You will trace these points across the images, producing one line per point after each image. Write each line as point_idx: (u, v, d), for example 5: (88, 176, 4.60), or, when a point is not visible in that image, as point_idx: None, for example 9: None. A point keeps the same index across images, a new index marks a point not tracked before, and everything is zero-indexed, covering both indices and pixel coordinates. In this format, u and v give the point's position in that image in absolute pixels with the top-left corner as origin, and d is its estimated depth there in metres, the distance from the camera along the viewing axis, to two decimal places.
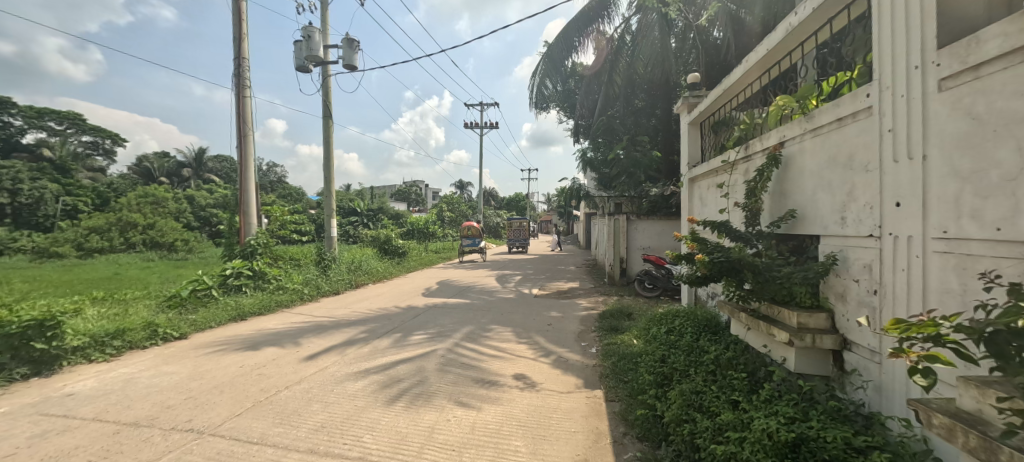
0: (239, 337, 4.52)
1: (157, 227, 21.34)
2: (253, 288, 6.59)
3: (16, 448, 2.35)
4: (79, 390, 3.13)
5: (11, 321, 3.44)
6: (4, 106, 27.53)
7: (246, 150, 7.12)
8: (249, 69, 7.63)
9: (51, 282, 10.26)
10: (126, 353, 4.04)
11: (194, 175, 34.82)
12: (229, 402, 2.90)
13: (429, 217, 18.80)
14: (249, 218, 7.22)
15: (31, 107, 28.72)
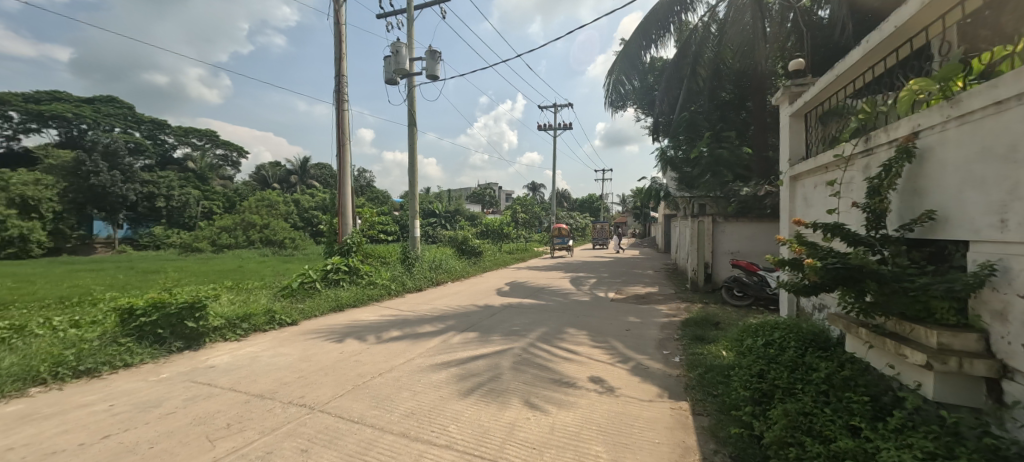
0: (339, 326, 5.03)
1: (270, 227, 24.58)
2: (349, 282, 7.27)
3: (178, 406, 2.87)
4: (218, 363, 3.71)
5: (171, 302, 4.17)
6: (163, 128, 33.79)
7: (345, 158, 7.89)
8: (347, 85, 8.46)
9: (198, 272, 12.41)
10: (251, 335, 4.69)
11: (299, 181, 39.55)
12: (333, 383, 3.23)
13: (503, 219, 19.31)
14: (346, 219, 7.96)
15: (181, 127, 34.84)
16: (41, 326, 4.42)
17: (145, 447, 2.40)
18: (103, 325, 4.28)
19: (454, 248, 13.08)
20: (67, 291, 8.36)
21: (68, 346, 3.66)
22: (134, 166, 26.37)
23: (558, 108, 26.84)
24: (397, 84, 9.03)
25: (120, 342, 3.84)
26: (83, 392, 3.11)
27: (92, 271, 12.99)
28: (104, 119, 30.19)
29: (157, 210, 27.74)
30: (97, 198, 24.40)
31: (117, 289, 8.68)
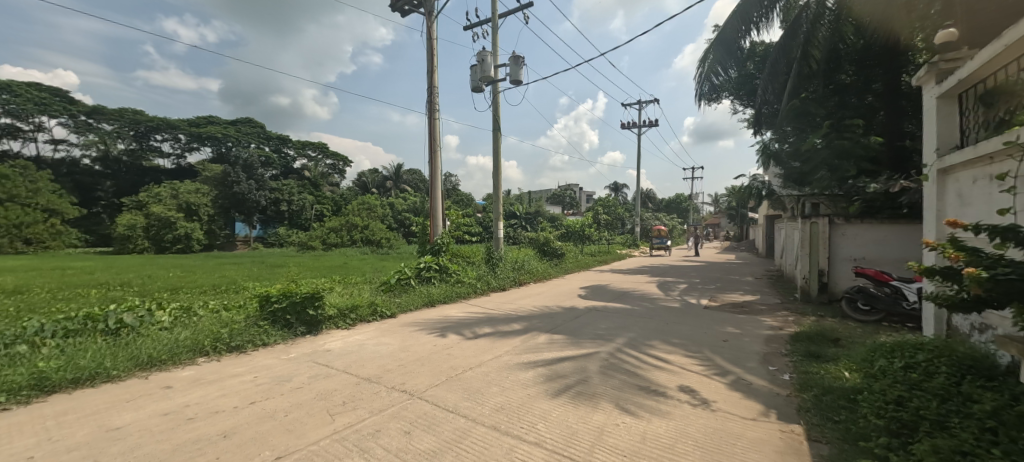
0: (433, 321, 5.39)
1: (370, 228, 27.28)
2: (440, 279, 7.75)
3: (303, 382, 3.31)
4: (333, 348, 4.20)
5: (296, 292, 4.83)
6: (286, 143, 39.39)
7: (436, 164, 8.44)
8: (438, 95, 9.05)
9: (315, 267, 14.24)
10: (359, 324, 5.24)
11: (394, 185, 43.42)
12: (429, 373, 3.47)
13: (585, 220, 19.10)
14: (436, 221, 8.53)
15: (299, 141, 40.23)
16: (205, 308, 5.43)
17: (281, 415, 2.81)
18: (247, 309, 5.11)
19: (536, 249, 13.26)
20: (223, 280, 10.19)
21: (223, 325, 4.44)
22: (265, 176, 31.17)
23: (643, 105, 25.91)
24: (482, 91, 9.43)
25: (259, 324, 4.55)
26: (234, 364, 3.75)
27: (241, 264, 15.71)
28: (244, 137, 36.17)
29: (281, 213, 32.43)
30: (237, 204, 29.32)
31: (257, 279, 10.35)
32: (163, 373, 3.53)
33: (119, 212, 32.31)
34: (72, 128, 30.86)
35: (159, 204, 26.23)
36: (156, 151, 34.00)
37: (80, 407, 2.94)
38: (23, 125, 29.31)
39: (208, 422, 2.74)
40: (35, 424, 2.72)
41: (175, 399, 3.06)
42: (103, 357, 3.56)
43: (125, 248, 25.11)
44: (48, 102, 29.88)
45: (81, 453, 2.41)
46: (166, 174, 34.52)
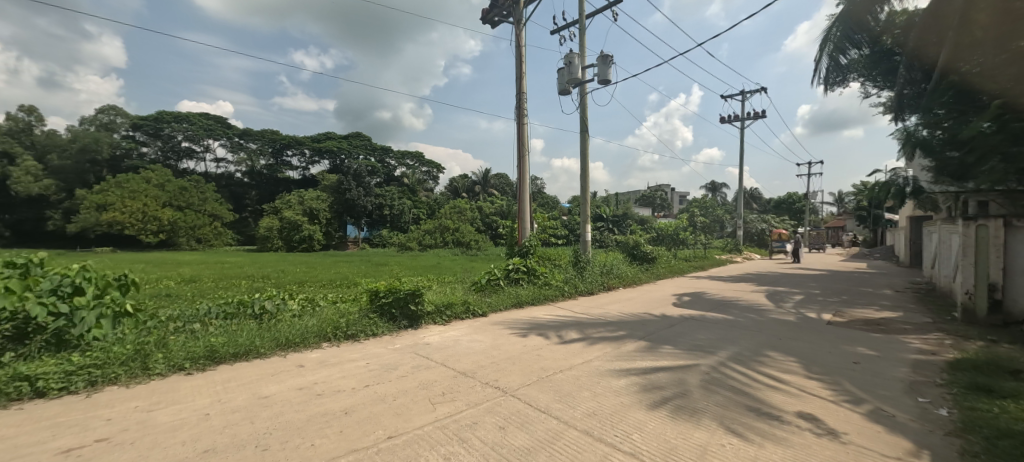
0: (523, 321, 5.52)
1: (459, 230, 28.92)
2: (527, 281, 7.91)
3: (408, 371, 3.62)
4: (432, 341, 4.53)
5: (401, 288, 5.31)
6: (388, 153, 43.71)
7: (523, 168, 8.63)
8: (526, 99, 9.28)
9: (413, 266, 15.56)
10: (453, 321, 5.59)
11: (483, 189, 45.56)
12: (520, 372, 3.55)
13: (679, 222, 17.99)
14: (524, 224, 8.75)
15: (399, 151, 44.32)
16: (326, 299, 6.25)
17: (390, 399, 3.10)
18: (360, 302, 5.75)
19: (625, 253, 12.83)
20: (340, 275, 11.66)
21: (341, 315, 5.05)
22: (370, 183, 34.95)
23: (746, 96, 23.72)
24: (569, 93, 9.44)
25: (370, 316, 5.09)
26: (351, 350, 4.25)
27: (356, 262, 17.86)
28: (355, 150, 41.03)
29: (384, 216, 35.93)
30: (348, 209, 33.37)
31: (366, 276, 11.65)
32: (296, 353, 4.14)
33: (261, 217, 38.79)
34: (229, 148, 37.91)
35: (289, 209, 30.99)
36: (287, 165, 40.14)
37: (242, 375, 3.61)
38: (197, 147, 36.84)
39: (332, 399, 3.14)
40: (211, 386, 3.40)
41: (306, 376, 3.56)
42: (253, 337, 4.31)
43: (266, 246, 30.18)
44: (214, 128, 37.15)
45: (241, 415, 2.95)
46: (294, 184, 40.54)
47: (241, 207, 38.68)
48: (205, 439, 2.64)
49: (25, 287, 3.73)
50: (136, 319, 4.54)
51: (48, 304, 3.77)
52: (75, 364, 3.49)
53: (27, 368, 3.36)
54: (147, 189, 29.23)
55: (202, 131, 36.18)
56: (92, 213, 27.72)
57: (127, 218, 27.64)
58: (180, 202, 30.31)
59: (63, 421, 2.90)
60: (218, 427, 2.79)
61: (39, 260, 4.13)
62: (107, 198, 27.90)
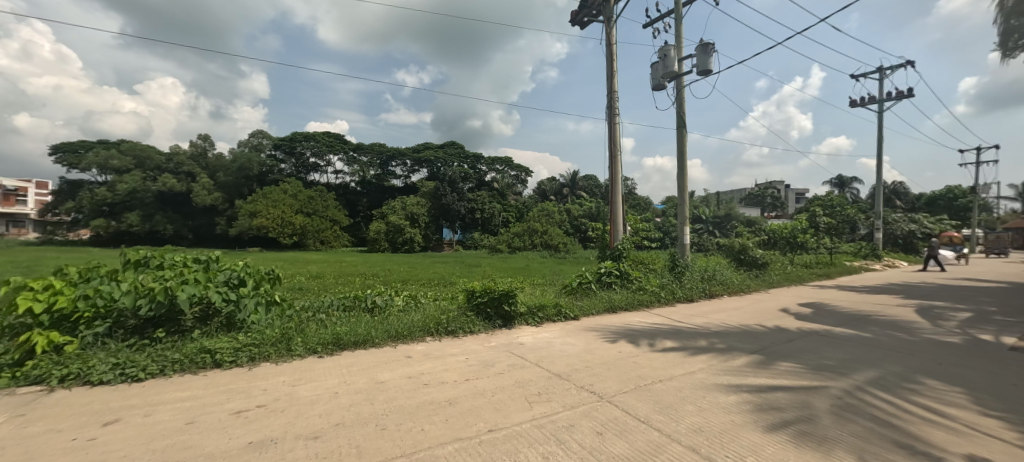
0: (617, 327, 5.40)
1: (548, 233, 30.08)
2: (620, 285, 7.74)
3: (504, 369, 3.77)
4: (526, 341, 4.65)
5: (496, 288, 5.55)
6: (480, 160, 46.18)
7: (615, 169, 8.42)
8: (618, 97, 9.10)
9: (504, 268, 16.24)
10: (545, 322, 5.67)
11: (571, 192, 45.70)
12: (616, 378, 3.48)
13: (795, 224, 15.98)
14: (617, 226, 8.63)
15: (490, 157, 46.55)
16: (428, 296, 6.79)
17: (489, 394, 3.26)
18: (458, 300, 6.14)
19: (729, 257, 11.77)
20: (439, 275, 12.62)
21: (442, 312, 5.44)
22: (464, 188, 37.17)
23: (886, 74, 20.26)
24: (665, 88, 8.99)
25: (468, 314, 5.40)
26: (451, 346, 4.56)
27: (453, 263, 19.13)
28: (449, 157, 44.11)
29: (476, 220, 37.87)
30: (444, 213, 36.10)
31: (462, 276, 12.41)
32: (404, 345, 4.57)
33: (371, 221, 43.64)
34: (345, 161, 43.33)
35: (394, 214, 34.54)
36: (391, 174, 44.50)
37: (362, 361, 4.10)
38: (321, 162, 42.78)
39: (437, 389, 3.40)
40: (337, 369, 3.92)
41: (413, 366, 3.90)
42: (369, 328, 4.86)
43: (376, 247, 34.10)
44: (334, 144, 42.78)
45: (362, 396, 3.34)
46: (398, 191, 44.89)
47: (353, 212, 43.92)
48: (337, 414, 3.05)
49: (208, 278, 4.73)
50: (282, 307, 5.46)
51: (223, 293, 4.74)
52: (240, 342, 4.34)
53: (210, 344, 4.27)
54: (285, 199, 34.82)
55: (325, 147, 41.92)
56: (245, 219, 33.78)
57: (271, 224, 33.28)
58: (308, 209, 35.57)
59: (234, 387, 3.61)
60: (345, 404, 3.21)
61: (216, 257, 5.18)
62: (257, 207, 33.74)
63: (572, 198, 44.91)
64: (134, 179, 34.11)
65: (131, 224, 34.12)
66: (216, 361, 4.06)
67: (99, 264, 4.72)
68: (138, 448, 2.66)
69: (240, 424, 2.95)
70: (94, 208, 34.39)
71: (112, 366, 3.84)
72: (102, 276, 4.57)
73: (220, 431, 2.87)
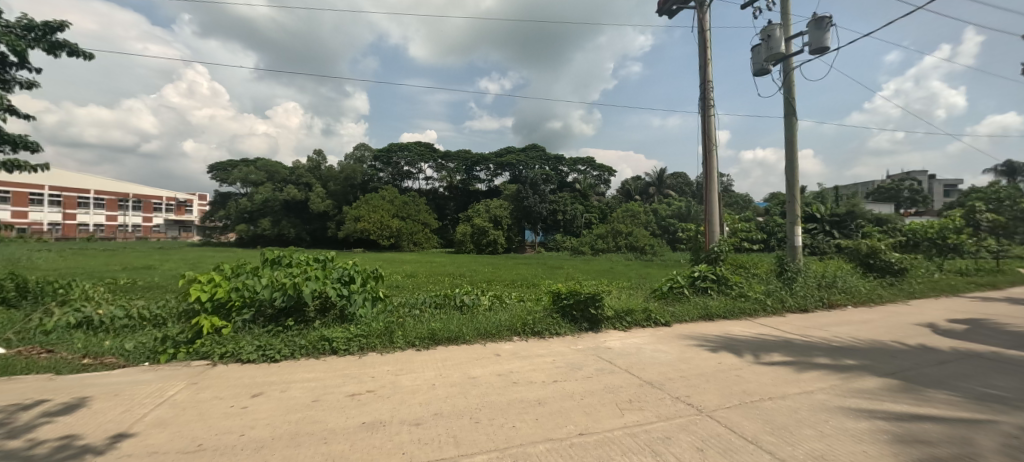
0: (714, 337, 5.03)
1: (633, 234, 29.91)
2: (717, 291, 7.29)
3: (593, 372, 3.74)
4: (614, 346, 4.57)
5: (582, 291, 5.55)
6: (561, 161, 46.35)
7: (711, 170, 8.63)
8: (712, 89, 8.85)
9: (589, 271, 16.30)
10: (634, 328, 5.50)
11: (658, 192, 44.31)
12: (716, 391, 3.23)
13: (945, 222, 13.35)
14: (712, 227, 8.49)
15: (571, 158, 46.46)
16: (513, 297, 7.01)
17: (578, 397, 3.25)
18: (544, 302, 6.24)
19: (853, 262, 10.21)
20: (523, 276, 12.95)
21: (528, 313, 5.58)
22: (546, 190, 37.51)
23: None
24: (769, 72, 8.13)
25: (553, 316, 5.45)
26: (538, 346, 4.65)
27: (537, 265, 19.53)
28: (531, 160, 45.07)
29: (558, 222, 38.00)
30: (526, 215, 36.87)
31: (547, 278, 12.59)
32: (493, 343, 4.77)
33: (457, 224, 46.21)
34: (434, 168, 46.52)
35: (479, 217, 36.24)
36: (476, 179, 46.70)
37: (457, 356, 4.38)
38: (413, 169, 46.44)
39: (527, 388, 3.49)
40: (433, 362, 4.23)
41: (502, 365, 4.05)
42: (461, 325, 5.15)
43: (462, 248, 36.13)
44: (423, 151, 45.88)
45: (457, 389, 3.55)
46: (483, 195, 46.88)
47: (441, 215, 46.96)
48: (435, 405, 3.29)
49: (325, 275, 5.43)
50: (384, 303, 6.06)
51: (337, 289, 5.39)
52: (352, 333, 4.91)
53: (328, 333, 4.89)
54: (383, 204, 38.54)
55: (416, 156, 45.37)
56: (350, 223, 37.94)
57: (372, 228, 36.98)
58: (403, 213, 38.88)
59: (348, 372, 4.09)
60: (442, 396, 3.44)
61: (331, 257, 5.90)
62: (360, 212, 37.68)
63: (659, 198, 42.86)
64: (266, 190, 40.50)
65: (265, 229, 40.64)
66: (333, 348, 4.64)
67: (245, 261, 5.65)
68: (278, 418, 3.16)
69: (354, 406, 3.33)
70: (239, 215, 41.59)
71: (256, 348, 4.61)
72: (247, 272, 5.48)
73: (338, 410, 3.27)
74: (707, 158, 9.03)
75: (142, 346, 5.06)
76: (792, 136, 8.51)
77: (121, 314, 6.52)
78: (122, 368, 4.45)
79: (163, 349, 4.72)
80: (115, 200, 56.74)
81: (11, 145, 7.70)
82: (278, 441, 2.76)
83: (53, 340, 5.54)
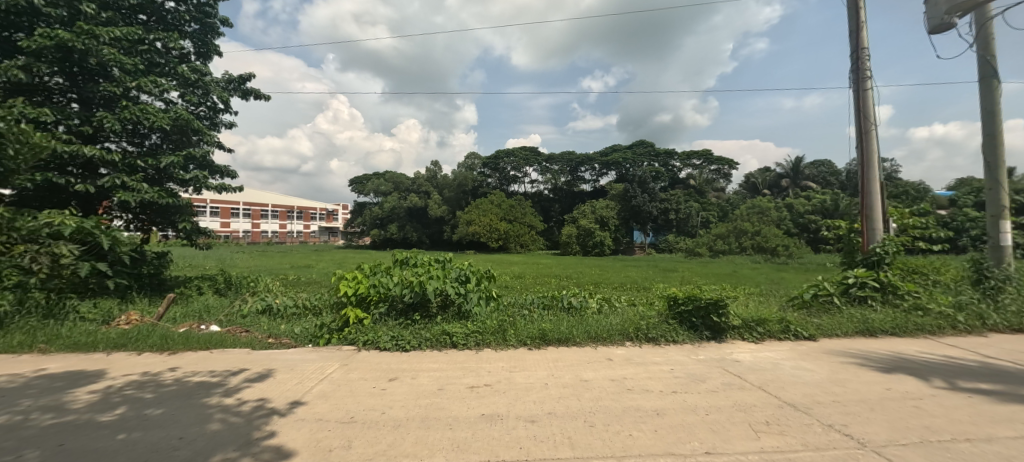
0: (880, 357, 4.19)
1: (762, 234, 26.67)
2: (882, 301, 6.32)
3: (718, 387, 3.43)
4: (743, 360, 4.14)
5: (700, 296, 5.15)
6: (672, 157, 43.67)
7: (868, 158, 7.49)
8: (868, 57, 7.38)
9: (709, 275, 15.14)
10: (767, 340, 4.91)
11: (793, 184, 39.04)
12: (885, 423, 2.68)
13: None
14: (872, 223, 7.39)
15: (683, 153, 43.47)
16: (623, 300, 6.84)
17: (702, 412, 3.00)
18: (659, 307, 5.98)
19: None
20: (633, 280, 12.46)
21: (642, 318, 5.42)
22: (655, 188, 35.51)
23: None
24: (952, 28, 6.50)
25: (669, 322, 5.19)
26: (654, 353, 4.44)
27: (648, 267, 18.66)
28: (639, 157, 43.50)
29: (670, 221, 35.91)
30: (635, 215, 35.33)
31: (661, 281, 11.92)
32: (604, 346, 4.71)
33: (562, 226, 46.59)
34: (539, 171, 47.78)
35: (584, 218, 36.03)
36: (581, 179, 46.49)
37: (567, 357, 4.44)
38: (519, 174, 48.27)
39: (643, 397, 3.35)
40: (545, 362, 4.34)
41: (615, 370, 3.98)
42: (571, 327, 5.21)
43: (567, 250, 36.24)
44: (529, 158, 47.54)
45: (570, 391, 3.59)
46: (588, 196, 46.56)
47: (546, 218, 47.99)
48: (549, 404, 3.37)
49: (445, 274, 6.01)
50: (496, 301, 6.45)
51: (455, 287, 5.90)
52: (469, 329, 5.31)
53: (449, 328, 5.37)
54: (491, 207, 40.82)
55: (521, 160, 47.14)
56: (463, 226, 40.90)
57: (483, 231, 39.29)
58: (510, 217, 40.63)
59: (467, 365, 4.44)
60: (555, 396, 3.51)
61: (449, 258, 6.48)
62: (472, 216, 40.31)
63: (794, 191, 37.34)
64: (393, 199, 46.11)
65: (393, 233, 46.26)
66: (453, 342, 5.08)
67: (380, 261, 6.50)
68: (411, 401, 3.59)
69: (475, 397, 3.61)
70: (372, 222, 48.04)
71: (391, 338, 5.29)
72: (381, 270, 6.31)
73: (461, 400, 3.58)
74: (861, 143, 7.59)
75: (306, 330, 6.21)
76: (992, 104, 6.63)
77: (291, 304, 8.14)
78: (294, 348, 5.52)
79: (321, 334, 5.71)
80: (285, 212, 70.60)
81: (219, 174, 10.16)
82: (412, 422, 3.14)
83: (248, 322, 7.15)
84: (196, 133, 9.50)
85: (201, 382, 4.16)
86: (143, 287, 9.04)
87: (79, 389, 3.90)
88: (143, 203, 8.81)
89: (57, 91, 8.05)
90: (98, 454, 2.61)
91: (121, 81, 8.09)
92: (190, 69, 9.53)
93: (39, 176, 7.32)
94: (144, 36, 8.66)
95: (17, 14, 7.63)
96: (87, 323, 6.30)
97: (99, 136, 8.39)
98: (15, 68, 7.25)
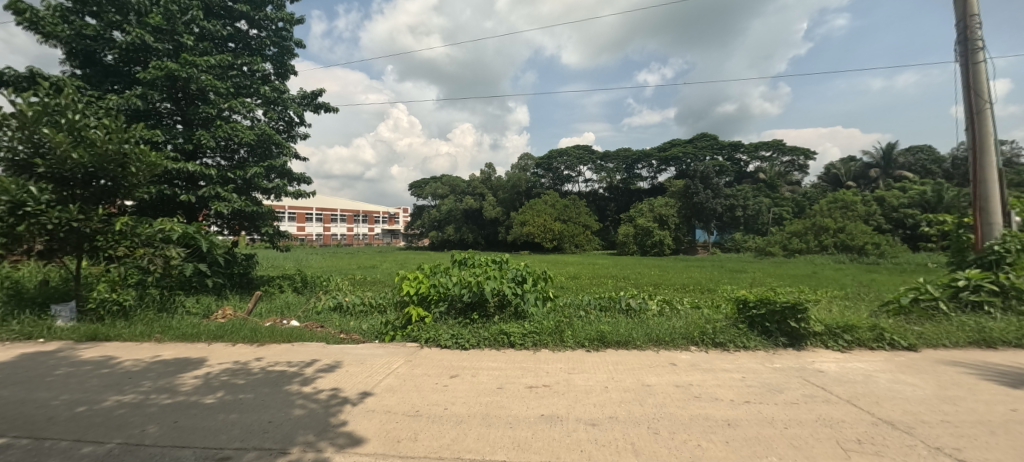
0: (1005, 371, 3.61)
1: (846, 230, 24.16)
2: (1001, 308, 5.48)
3: (798, 399, 3.17)
4: (828, 370, 3.78)
5: (775, 300, 4.79)
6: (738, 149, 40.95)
7: (981, 143, 6.51)
8: (979, 26, 6.43)
9: (785, 276, 13.98)
10: (856, 348, 4.45)
11: (882, 175, 34.97)
12: (1010, 450, 2.31)
13: None
14: (988, 217, 6.41)
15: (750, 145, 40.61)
16: (685, 302, 6.55)
17: (780, 425, 2.79)
18: (727, 310, 5.65)
19: None
20: (698, 280, 11.85)
21: (708, 321, 5.16)
22: (718, 183, 33.53)
23: None
24: None
25: (739, 326, 4.88)
26: (723, 359, 4.21)
27: (714, 268, 17.68)
28: (700, 152, 41.32)
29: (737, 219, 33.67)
30: (696, 212, 33.45)
31: (728, 283, 11.20)
32: (667, 350, 4.53)
33: (618, 225, 45.46)
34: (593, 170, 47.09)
35: (641, 216, 34.86)
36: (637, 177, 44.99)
37: (627, 361, 4.34)
38: (572, 173, 47.82)
39: (712, 405, 3.19)
40: (605, 364, 4.28)
41: (679, 376, 3.82)
42: (630, 330, 5.10)
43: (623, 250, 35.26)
44: (583, 156, 47.28)
45: (631, 395, 3.51)
46: (646, 194, 45.04)
47: (601, 217, 47.09)
48: (610, 408, 3.32)
49: (502, 275, 6.14)
50: (551, 301, 6.46)
51: (512, 288, 6.01)
52: (526, 329, 5.38)
53: (507, 327, 5.47)
54: (543, 207, 40.85)
55: (575, 159, 46.97)
56: (516, 227, 41.24)
57: (537, 232, 39.25)
58: (564, 217, 40.47)
59: (525, 365, 4.50)
60: (616, 399, 3.46)
61: (506, 258, 6.60)
62: (525, 217, 40.63)
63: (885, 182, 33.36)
64: (450, 201, 47.78)
65: (449, 234, 47.94)
66: (511, 342, 5.17)
67: (440, 262, 6.79)
68: (472, 398, 3.71)
69: (534, 397, 3.65)
70: (430, 224, 49.92)
71: (451, 336, 5.50)
72: (440, 270, 6.58)
73: (521, 399, 3.63)
74: (971, 125, 6.62)
75: (374, 327, 6.65)
76: None
77: (359, 302, 8.76)
78: (363, 343, 5.92)
79: (386, 331, 6.07)
80: (351, 216, 75.76)
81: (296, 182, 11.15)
82: (473, 419, 3.24)
83: (322, 319, 7.80)
84: (277, 146, 10.50)
85: (286, 372, 4.61)
86: (235, 284, 10.18)
87: (187, 374, 4.51)
88: (234, 211, 9.91)
89: (166, 115, 9.30)
90: (204, 432, 3.00)
91: (217, 103, 9.16)
92: (272, 88, 10.61)
93: (155, 188, 8.53)
94: (233, 63, 9.80)
95: (135, 51, 8.92)
96: (193, 317, 7.24)
97: (199, 152, 9.56)
98: (135, 98, 8.54)
